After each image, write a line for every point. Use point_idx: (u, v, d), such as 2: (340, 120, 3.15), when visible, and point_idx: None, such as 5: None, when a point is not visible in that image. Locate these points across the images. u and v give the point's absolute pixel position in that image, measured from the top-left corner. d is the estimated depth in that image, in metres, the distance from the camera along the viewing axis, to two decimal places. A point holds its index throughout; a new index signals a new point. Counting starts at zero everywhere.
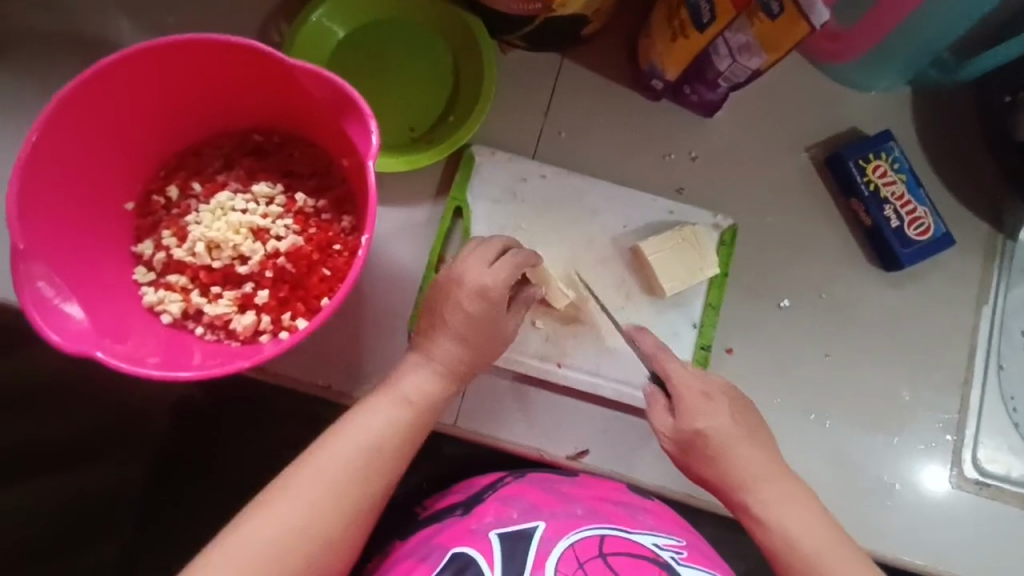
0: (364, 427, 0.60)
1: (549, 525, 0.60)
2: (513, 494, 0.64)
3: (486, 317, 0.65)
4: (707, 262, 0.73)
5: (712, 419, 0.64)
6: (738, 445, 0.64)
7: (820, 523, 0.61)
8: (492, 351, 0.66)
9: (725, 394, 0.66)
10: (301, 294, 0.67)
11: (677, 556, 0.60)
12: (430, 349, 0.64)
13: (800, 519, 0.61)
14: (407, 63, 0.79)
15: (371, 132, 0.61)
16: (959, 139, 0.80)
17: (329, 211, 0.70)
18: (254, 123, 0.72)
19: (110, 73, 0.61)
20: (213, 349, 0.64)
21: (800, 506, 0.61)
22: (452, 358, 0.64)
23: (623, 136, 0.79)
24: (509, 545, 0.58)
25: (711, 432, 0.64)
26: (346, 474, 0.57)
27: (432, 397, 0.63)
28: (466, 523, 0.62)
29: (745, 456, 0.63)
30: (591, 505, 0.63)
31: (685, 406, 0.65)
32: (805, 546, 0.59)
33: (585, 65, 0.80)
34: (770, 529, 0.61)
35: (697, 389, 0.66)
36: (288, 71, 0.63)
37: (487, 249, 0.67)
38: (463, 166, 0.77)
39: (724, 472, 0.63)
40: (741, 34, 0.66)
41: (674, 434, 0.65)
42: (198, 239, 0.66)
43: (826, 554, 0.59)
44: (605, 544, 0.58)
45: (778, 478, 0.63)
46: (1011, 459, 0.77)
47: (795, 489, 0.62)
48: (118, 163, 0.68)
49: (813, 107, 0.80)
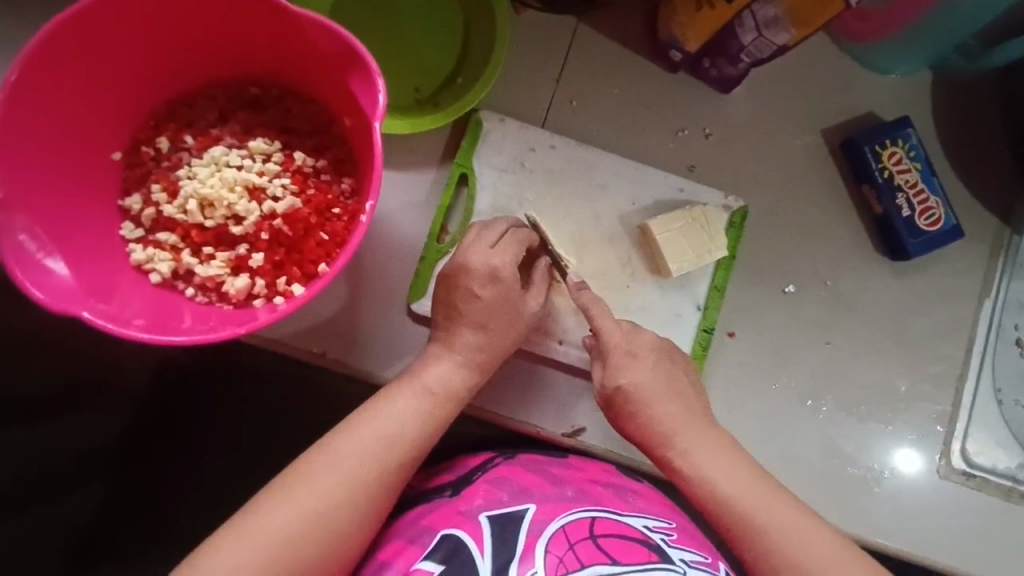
0: (389, 417, 0.59)
1: (540, 508, 0.58)
2: (502, 477, 0.63)
3: (505, 298, 0.64)
4: (716, 244, 0.72)
5: (635, 373, 0.64)
6: (660, 401, 0.64)
7: (744, 472, 0.61)
8: (514, 338, 0.65)
9: (652, 352, 0.66)
10: (296, 258, 0.64)
11: (666, 538, 0.58)
12: (453, 336, 0.64)
13: (721, 470, 0.61)
14: (415, 18, 0.75)
15: (378, 91, 0.57)
16: (976, 130, 0.79)
17: (329, 171, 0.67)
18: (250, 73, 0.68)
19: (96, 10, 0.57)
20: (204, 312, 0.62)
21: (721, 457, 0.61)
22: (478, 343, 0.64)
23: (635, 108, 0.77)
24: (499, 528, 0.57)
25: (631, 387, 0.64)
26: (367, 457, 0.57)
27: (455, 388, 0.62)
28: (455, 505, 0.60)
29: (663, 413, 0.63)
30: (580, 487, 0.62)
31: (606, 362, 0.65)
32: (721, 492, 0.60)
33: (602, 31, 0.76)
34: (692, 480, 0.61)
35: (622, 347, 0.65)
36: (282, 11, 0.59)
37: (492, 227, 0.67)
38: (470, 133, 0.74)
39: (646, 429, 0.63)
40: (770, 6, 0.63)
41: (600, 392, 0.66)
42: (190, 195, 0.63)
43: (755, 500, 0.59)
44: (595, 526, 0.56)
45: (698, 428, 0.63)
46: (998, 452, 0.78)
47: (717, 436, 0.63)
48: (104, 110, 0.64)
49: (834, 90, 0.78)
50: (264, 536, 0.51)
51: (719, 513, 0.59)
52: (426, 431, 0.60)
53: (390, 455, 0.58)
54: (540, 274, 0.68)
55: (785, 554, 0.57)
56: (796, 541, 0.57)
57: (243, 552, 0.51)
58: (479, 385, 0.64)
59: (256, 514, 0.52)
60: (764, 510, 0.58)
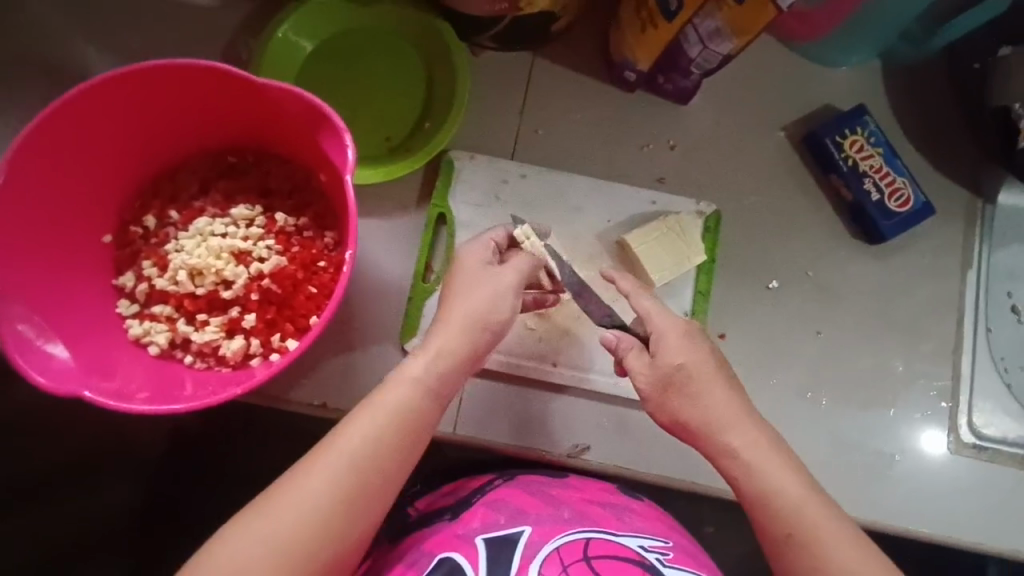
0: (357, 433, 0.54)
1: (534, 530, 0.58)
2: (500, 499, 0.62)
3: (471, 277, 0.61)
4: (693, 250, 0.74)
5: (697, 355, 0.61)
6: (718, 387, 0.60)
7: (808, 484, 0.57)
8: (487, 315, 0.60)
9: (705, 338, 0.63)
10: (288, 314, 0.66)
11: (662, 558, 0.57)
12: (431, 336, 0.59)
13: (786, 477, 0.57)
14: (380, 71, 0.78)
15: (347, 146, 0.60)
16: (932, 108, 0.81)
17: (311, 228, 0.69)
18: (228, 144, 0.71)
19: (74, 104, 0.60)
20: (205, 377, 0.64)
21: (781, 460, 0.58)
22: (455, 346, 0.59)
23: (600, 128, 0.79)
24: (493, 549, 0.56)
25: (690, 367, 0.60)
26: (360, 455, 0.54)
27: (425, 381, 0.58)
28: (453, 528, 0.60)
29: (717, 399, 0.60)
30: (578, 508, 0.61)
31: (660, 340, 0.61)
32: (773, 493, 0.56)
33: (557, 61, 0.79)
34: (748, 477, 0.58)
35: (678, 328, 0.62)
36: (249, 83, 0.62)
37: (491, 243, 0.63)
38: (443, 174, 0.77)
39: (703, 415, 0.60)
40: (709, 20, 0.65)
41: (651, 377, 0.61)
42: (180, 267, 0.66)
43: (819, 513, 0.56)
44: (590, 547, 0.56)
45: (749, 421, 0.60)
46: (1006, 421, 0.77)
47: (775, 438, 0.60)
48: (92, 195, 0.67)
49: (788, 88, 0.80)
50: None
51: (770, 517, 0.56)
52: (420, 432, 0.56)
53: (384, 452, 0.54)
54: (529, 269, 0.62)
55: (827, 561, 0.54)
56: (842, 553, 0.54)
57: (232, 561, 0.49)
58: (459, 383, 0.60)
59: (245, 522, 0.50)
60: (818, 521, 0.55)
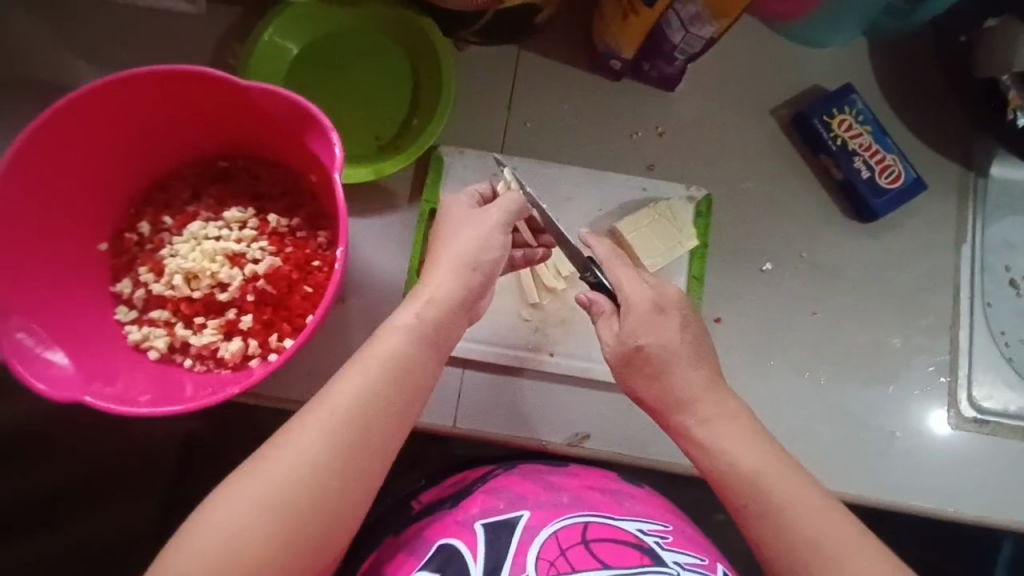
0: (356, 384, 0.54)
1: (533, 515, 0.59)
2: (499, 486, 0.63)
3: (458, 226, 0.62)
4: (685, 235, 0.75)
5: (660, 334, 0.61)
6: (684, 363, 0.60)
7: (771, 451, 0.57)
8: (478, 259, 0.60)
9: (676, 310, 0.62)
10: (284, 314, 0.67)
11: (662, 541, 0.57)
12: (423, 285, 0.59)
13: (749, 450, 0.57)
14: (366, 71, 0.79)
15: (334, 144, 0.61)
16: (919, 83, 0.81)
17: (303, 228, 0.69)
18: (218, 149, 0.72)
19: (64, 115, 0.61)
20: (204, 379, 0.65)
21: (745, 434, 0.58)
22: (448, 291, 0.59)
23: (588, 118, 0.79)
24: (493, 534, 0.57)
25: (653, 347, 0.60)
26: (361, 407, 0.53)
27: (421, 327, 0.58)
28: (453, 515, 0.61)
29: (683, 376, 0.60)
30: (577, 493, 0.62)
31: (627, 316, 0.61)
32: (737, 466, 0.56)
33: (543, 54, 0.80)
34: (710, 452, 0.58)
35: (648, 301, 0.61)
36: (236, 87, 0.63)
37: (475, 193, 0.65)
38: (433, 170, 0.77)
39: (666, 392, 0.60)
40: (690, 5, 0.66)
41: (614, 349, 0.62)
42: (175, 271, 0.66)
43: (780, 480, 0.55)
44: (588, 530, 0.57)
45: (715, 396, 0.60)
46: (1006, 394, 0.77)
47: (739, 410, 0.59)
48: (86, 204, 0.67)
49: (775, 71, 0.81)
50: (216, 535, 0.48)
51: (732, 491, 0.56)
52: (419, 386, 0.57)
53: (383, 404, 0.55)
54: (517, 210, 0.62)
55: (790, 531, 0.53)
56: (805, 521, 0.53)
57: (229, 519, 0.48)
58: (452, 330, 0.60)
59: (244, 480, 0.50)
60: (782, 492, 0.55)
